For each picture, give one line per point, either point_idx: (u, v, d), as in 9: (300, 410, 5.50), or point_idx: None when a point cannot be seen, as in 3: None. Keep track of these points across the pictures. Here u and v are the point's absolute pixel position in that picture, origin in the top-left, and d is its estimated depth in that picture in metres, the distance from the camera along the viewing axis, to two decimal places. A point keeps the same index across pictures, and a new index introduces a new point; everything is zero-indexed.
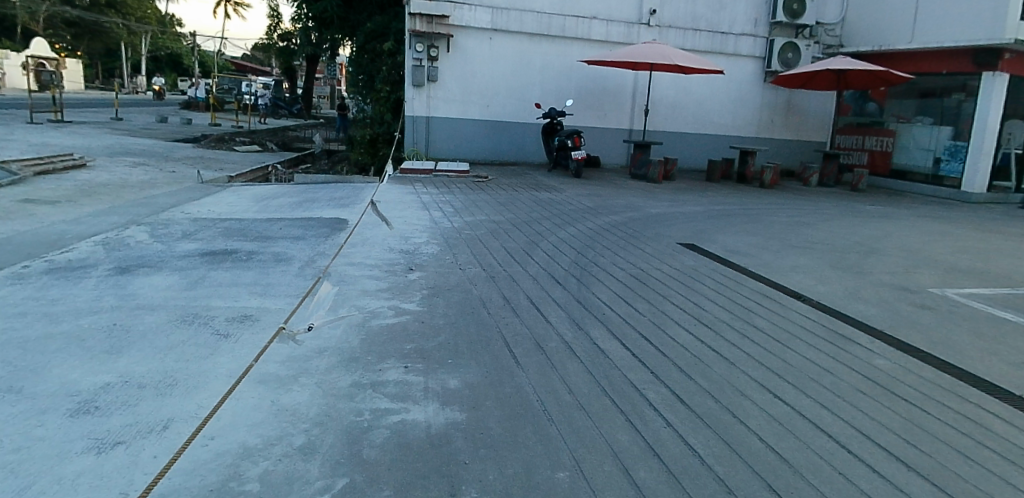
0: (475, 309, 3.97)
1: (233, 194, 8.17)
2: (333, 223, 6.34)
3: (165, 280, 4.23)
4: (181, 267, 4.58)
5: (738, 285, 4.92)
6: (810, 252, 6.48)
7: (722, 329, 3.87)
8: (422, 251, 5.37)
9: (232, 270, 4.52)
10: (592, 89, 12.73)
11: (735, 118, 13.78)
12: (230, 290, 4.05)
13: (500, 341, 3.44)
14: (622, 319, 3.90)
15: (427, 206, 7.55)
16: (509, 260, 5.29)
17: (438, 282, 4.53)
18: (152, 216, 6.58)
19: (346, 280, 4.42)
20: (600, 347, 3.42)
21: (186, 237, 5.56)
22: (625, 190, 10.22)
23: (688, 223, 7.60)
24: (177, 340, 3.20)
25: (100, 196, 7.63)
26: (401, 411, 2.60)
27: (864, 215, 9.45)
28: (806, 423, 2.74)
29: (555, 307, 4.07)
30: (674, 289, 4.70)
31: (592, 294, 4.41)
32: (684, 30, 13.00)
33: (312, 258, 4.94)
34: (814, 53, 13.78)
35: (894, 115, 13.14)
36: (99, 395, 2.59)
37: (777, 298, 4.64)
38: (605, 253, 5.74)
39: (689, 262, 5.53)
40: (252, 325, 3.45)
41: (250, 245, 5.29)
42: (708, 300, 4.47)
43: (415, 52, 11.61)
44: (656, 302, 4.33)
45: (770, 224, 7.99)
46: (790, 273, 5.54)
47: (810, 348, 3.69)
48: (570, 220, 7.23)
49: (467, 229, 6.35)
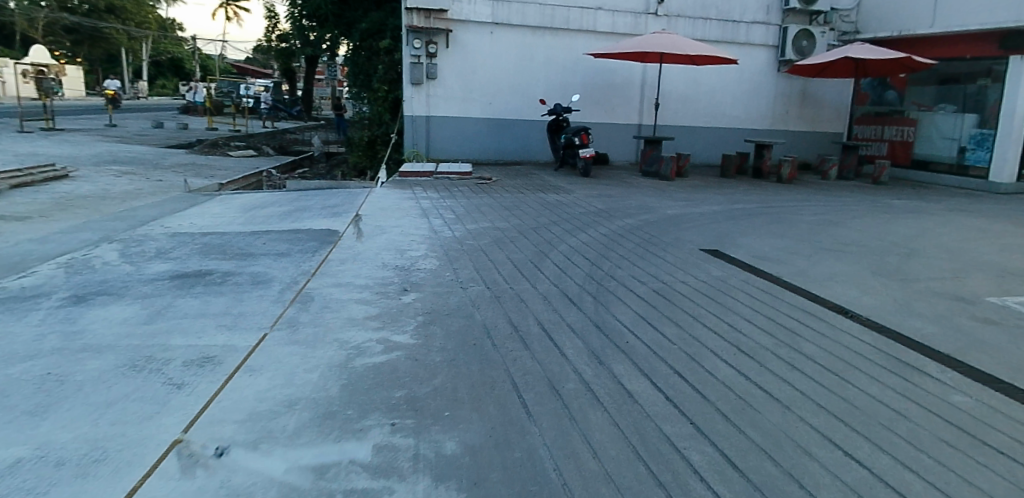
0: (477, 339, 3.43)
1: (218, 203, 7.64)
2: (322, 235, 5.79)
3: (123, 311, 3.70)
4: (145, 294, 4.04)
5: (775, 299, 4.34)
6: (843, 255, 5.90)
7: (766, 359, 3.31)
8: (418, 267, 4.82)
9: (202, 297, 3.98)
10: (598, 83, 12.13)
11: (748, 110, 13.16)
12: (195, 324, 3.51)
13: (508, 383, 2.89)
14: (648, 348, 3.36)
15: (427, 213, 7.00)
16: (515, 275, 4.73)
17: (436, 306, 3.97)
18: (127, 231, 6.06)
19: (331, 306, 3.87)
20: (625, 388, 2.88)
21: (159, 256, 5.03)
22: (637, 189, 9.64)
23: (709, 225, 7.02)
24: (121, 393, 2.67)
25: (76, 210, 7.12)
26: (383, 492, 2.06)
27: (894, 211, 8.84)
28: (893, 494, 2.19)
29: (569, 335, 3.53)
30: (703, 305, 4.15)
31: (612, 317, 3.85)
32: (693, 20, 12.39)
33: (295, 280, 4.40)
34: (830, 41, 13.15)
35: (914, 103, 12.51)
36: (3, 480, 2.06)
37: (823, 316, 4.06)
38: (622, 264, 5.17)
39: (715, 273, 4.96)
40: (213, 371, 2.92)
41: (227, 265, 4.76)
42: (744, 320, 3.90)
43: (413, 48, 11.07)
44: (685, 324, 3.77)
45: (796, 224, 7.40)
46: (827, 282, 4.95)
47: (873, 383, 3.12)
48: (582, 225, 6.66)
49: (469, 239, 5.79)
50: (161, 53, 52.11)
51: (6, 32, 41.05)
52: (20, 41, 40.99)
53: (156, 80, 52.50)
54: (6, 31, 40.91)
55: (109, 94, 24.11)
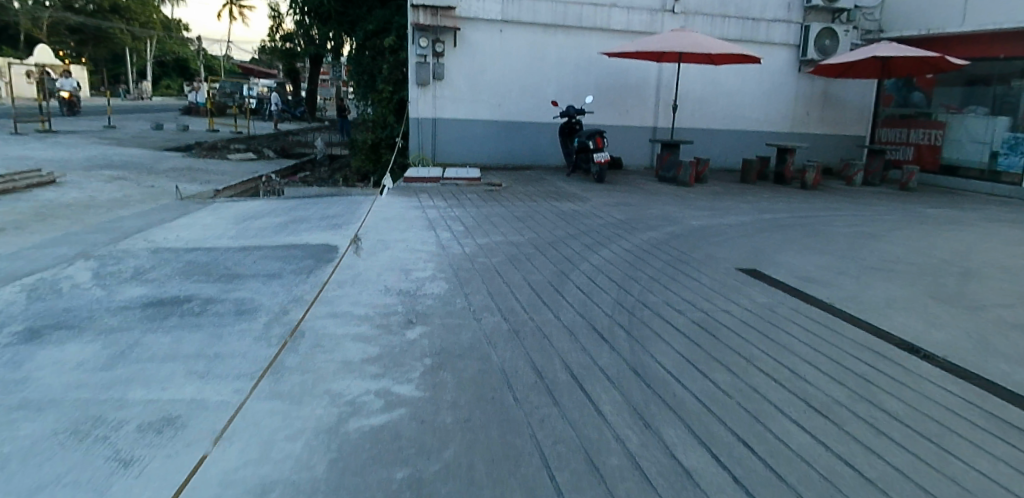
0: (495, 392, 2.87)
1: (210, 213, 7.11)
2: (319, 252, 5.25)
3: (79, 352, 3.15)
4: (110, 328, 3.49)
5: (835, 335, 3.80)
6: (895, 276, 5.32)
7: (844, 419, 2.77)
8: (425, 292, 4.28)
9: (176, 332, 3.43)
10: (612, 84, 11.56)
11: (769, 112, 12.56)
12: (163, 370, 2.96)
13: (536, 457, 2.33)
14: (702, 405, 2.80)
15: (433, 224, 6.45)
16: (534, 301, 4.19)
17: (446, 344, 3.41)
18: (106, 246, 5.53)
19: (324, 345, 3.32)
20: (681, 465, 2.32)
21: (134, 277, 4.49)
22: (656, 196, 9.07)
23: (740, 239, 6.45)
24: (51, 474, 2.12)
25: (56, 221, 6.61)
26: None
27: (933, 222, 8.23)
28: None
29: (604, 385, 2.97)
30: (755, 344, 3.60)
31: (651, 359, 3.30)
32: (711, 17, 11.80)
33: (284, 309, 3.85)
34: (853, 40, 12.55)
35: (941, 105, 11.91)
36: None
37: (894, 357, 3.50)
38: (653, 287, 4.62)
39: (761, 299, 4.40)
40: (174, 439, 2.37)
41: (210, 289, 4.22)
42: (807, 364, 3.36)
43: (419, 47, 10.54)
44: (741, 371, 3.22)
45: (832, 237, 6.83)
46: (885, 311, 4.38)
47: (980, 455, 2.55)
48: (604, 239, 6.09)
49: (480, 257, 5.24)
50: (166, 54, 51.54)
51: (7, 33, 40.42)
52: (23, 41, 40.44)
53: (162, 80, 51.89)
54: (7, 33, 40.32)
55: (65, 97, 23.96)
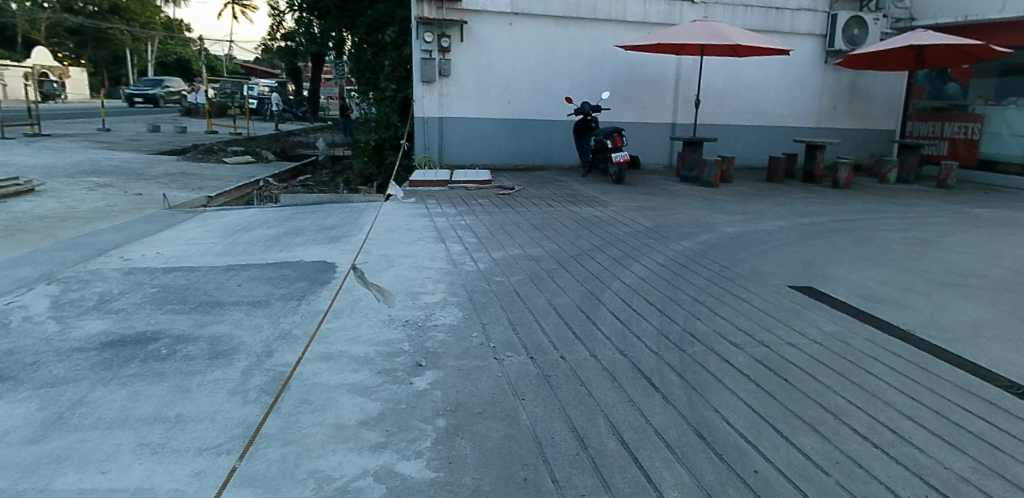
0: (526, 471, 2.23)
1: (197, 225, 6.51)
2: (314, 272, 4.64)
3: (5, 416, 2.53)
4: (56, 378, 2.88)
5: (930, 377, 3.14)
6: (972, 294, 4.62)
7: None
8: (436, 323, 3.64)
9: (133, 385, 2.81)
10: (628, 79, 10.90)
11: (794, 106, 11.88)
12: (108, 441, 2.35)
13: None
14: (794, 488, 2.19)
15: (443, 236, 5.82)
16: (565, 332, 3.56)
17: (462, 396, 2.77)
18: (76, 264, 4.94)
19: (314, 401, 2.69)
20: None
21: (97, 306, 3.88)
22: (681, 199, 8.41)
23: (784, 248, 5.78)
24: None
25: (26, 235, 6.02)
26: None
27: (987, 224, 7.53)
28: None
29: (665, 458, 2.35)
30: (838, 391, 2.96)
31: (718, 418, 2.67)
32: (732, 7, 11.10)
33: (268, 349, 3.22)
34: (883, 29, 11.82)
35: (978, 97, 11.17)
36: None
37: (1013, 409, 2.84)
38: (700, 311, 3.98)
39: (829, 328, 3.75)
40: None
41: (184, 322, 3.60)
42: (910, 421, 2.71)
43: (424, 42, 9.91)
44: (831, 433, 2.59)
45: (884, 245, 6.14)
46: (976, 341, 3.70)
47: None
48: (634, 251, 5.44)
49: (497, 274, 4.61)
50: (168, 54, 50.91)
51: (7, 34, 40.12)
52: (22, 42, 40.12)
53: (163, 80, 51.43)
54: (7, 34, 39.99)
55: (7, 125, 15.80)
